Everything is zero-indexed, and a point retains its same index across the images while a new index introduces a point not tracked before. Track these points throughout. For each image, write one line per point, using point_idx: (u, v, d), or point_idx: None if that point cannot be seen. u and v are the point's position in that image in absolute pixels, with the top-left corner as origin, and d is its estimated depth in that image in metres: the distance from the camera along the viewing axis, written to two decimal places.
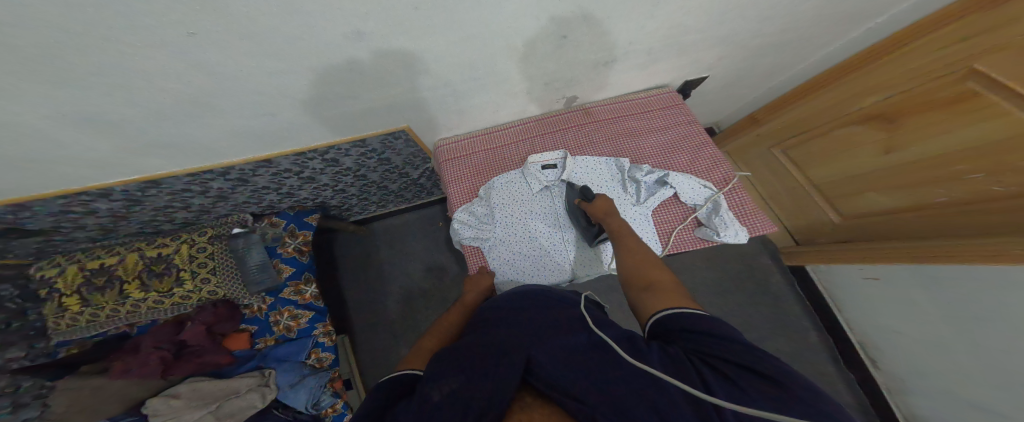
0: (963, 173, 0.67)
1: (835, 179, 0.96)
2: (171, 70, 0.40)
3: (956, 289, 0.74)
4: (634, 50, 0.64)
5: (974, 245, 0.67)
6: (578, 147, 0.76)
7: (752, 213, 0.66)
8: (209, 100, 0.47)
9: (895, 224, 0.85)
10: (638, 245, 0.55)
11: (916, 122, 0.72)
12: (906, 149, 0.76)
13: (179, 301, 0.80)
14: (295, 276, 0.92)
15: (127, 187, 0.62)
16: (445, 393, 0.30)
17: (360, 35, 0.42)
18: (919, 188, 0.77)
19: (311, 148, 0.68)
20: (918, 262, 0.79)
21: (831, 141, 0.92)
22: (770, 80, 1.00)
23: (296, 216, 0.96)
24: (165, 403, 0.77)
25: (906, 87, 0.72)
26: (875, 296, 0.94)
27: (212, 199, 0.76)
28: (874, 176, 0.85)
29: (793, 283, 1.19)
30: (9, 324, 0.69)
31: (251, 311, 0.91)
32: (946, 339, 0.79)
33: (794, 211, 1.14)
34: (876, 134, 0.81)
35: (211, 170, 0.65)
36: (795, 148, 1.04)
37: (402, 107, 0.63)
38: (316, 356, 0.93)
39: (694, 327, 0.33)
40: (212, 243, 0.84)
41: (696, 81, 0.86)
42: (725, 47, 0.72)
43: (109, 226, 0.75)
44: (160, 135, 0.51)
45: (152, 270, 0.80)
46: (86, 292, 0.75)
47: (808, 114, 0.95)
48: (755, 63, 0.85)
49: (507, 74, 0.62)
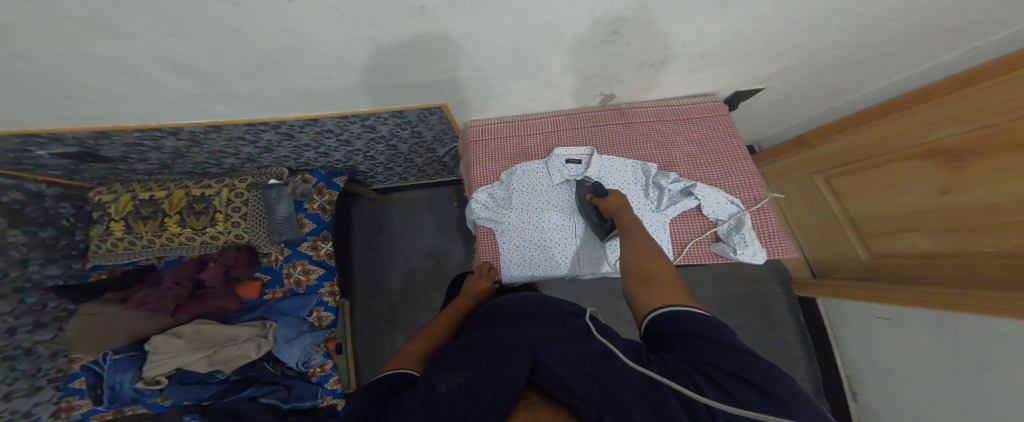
0: (1018, 224, 0.64)
1: (879, 214, 0.91)
2: (262, 32, 0.43)
3: (958, 335, 0.73)
4: (684, 53, 0.63)
5: (997, 296, 0.66)
6: (608, 145, 0.77)
7: (774, 236, 0.66)
8: (277, 61, 0.50)
9: (934, 269, 0.81)
10: (644, 237, 0.56)
11: (979, 164, 0.69)
12: (966, 192, 0.72)
13: (207, 240, 0.89)
14: (314, 232, 0.96)
15: (194, 129, 0.67)
16: (450, 385, 0.33)
17: (425, 11, 0.43)
18: (969, 235, 0.73)
19: (353, 113, 0.71)
20: (940, 309, 0.76)
21: (883, 173, 0.88)
22: (820, 101, 0.96)
23: (326, 176, 1.00)
24: (167, 342, 0.84)
25: (981, 124, 0.67)
26: (878, 335, 0.93)
27: (260, 150, 0.81)
28: (919, 216, 0.82)
29: (797, 313, 1.19)
30: (60, 242, 0.85)
31: (269, 260, 0.95)
32: (928, 379, 0.78)
33: (821, 242, 1.12)
34: (939, 171, 0.76)
35: (266, 122, 0.68)
36: (844, 177, 1.00)
37: (446, 83, 0.65)
38: (317, 314, 0.96)
39: (689, 331, 0.34)
40: (250, 190, 0.90)
41: (745, 93, 0.84)
42: (781, 59, 0.70)
43: (166, 163, 0.81)
44: (229, 86, 0.55)
45: (191, 208, 0.88)
46: (132, 219, 0.87)
47: (866, 142, 0.91)
48: (804, 81, 0.83)
49: (553, 64, 0.63)
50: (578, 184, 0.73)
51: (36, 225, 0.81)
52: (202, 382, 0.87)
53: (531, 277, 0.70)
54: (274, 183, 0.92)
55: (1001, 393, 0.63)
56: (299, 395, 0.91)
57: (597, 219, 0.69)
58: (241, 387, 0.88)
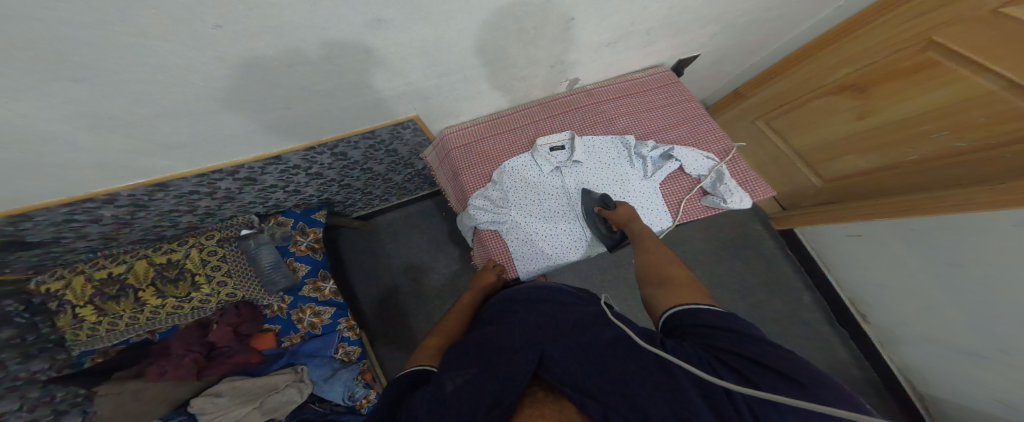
0: (929, 132, 0.76)
1: (816, 146, 1.04)
2: (206, 65, 0.39)
3: (921, 237, 0.85)
4: (635, 30, 0.66)
5: (943, 195, 0.77)
6: (584, 127, 0.79)
7: (752, 179, 0.72)
8: (219, 94, 0.45)
9: (873, 184, 0.94)
10: (656, 246, 0.60)
11: (885, 90, 0.81)
12: (877, 115, 0.85)
13: (200, 304, 0.78)
14: (311, 274, 0.92)
15: (134, 191, 0.60)
16: (457, 384, 0.34)
17: (382, 23, 0.42)
18: (891, 149, 0.86)
19: (319, 142, 0.67)
20: (898, 217, 0.88)
21: (807, 112, 1.00)
22: (750, 58, 1.05)
23: (303, 213, 0.95)
24: (209, 401, 0.77)
25: (872, 60, 0.81)
26: (855, 249, 1.04)
27: (219, 200, 0.74)
28: (848, 143, 0.95)
29: (783, 245, 1.29)
30: (27, 338, 0.66)
31: (272, 311, 0.89)
32: (915, 282, 0.90)
33: (779, 181, 1.24)
34: (850, 103, 0.89)
35: (222, 169, 0.63)
36: (778, 120, 1.11)
37: (409, 95, 0.63)
38: (343, 350, 0.92)
39: (713, 326, 0.36)
40: (222, 246, 0.79)
41: (688, 60, 0.90)
42: (714, 26, 0.75)
43: (111, 233, 0.71)
44: (174, 133, 0.49)
45: (165, 276, 0.75)
46: (99, 302, 0.71)
47: (787, 89, 1.03)
48: (737, 41, 0.89)
49: (516, 59, 0.63)
50: (584, 196, 0.74)
51: None
52: None
53: (545, 267, 0.71)
54: (247, 233, 0.84)
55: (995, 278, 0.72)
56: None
57: (607, 231, 0.71)
58: None
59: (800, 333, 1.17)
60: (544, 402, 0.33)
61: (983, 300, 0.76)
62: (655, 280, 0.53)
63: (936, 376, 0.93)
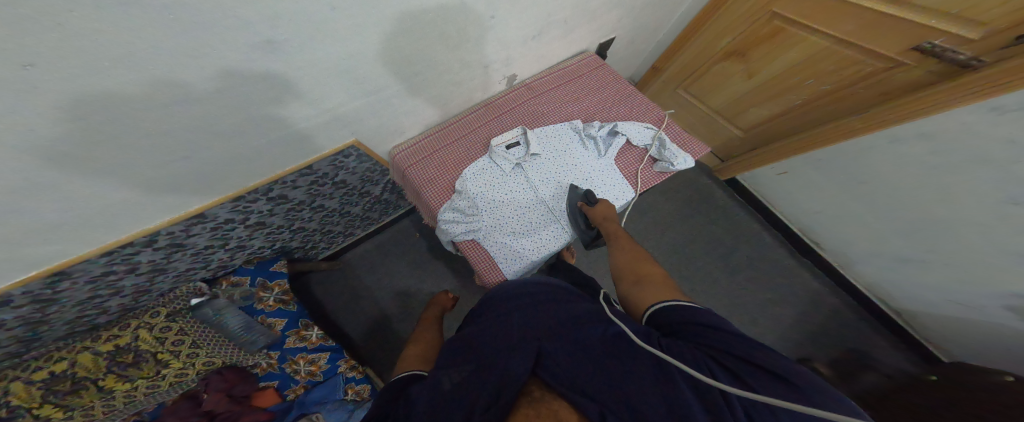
0: (805, 81, 0.91)
1: (725, 105, 1.19)
2: (90, 124, 0.33)
3: (839, 163, 0.98)
4: (550, 20, 0.69)
5: (835, 126, 0.91)
6: (534, 120, 0.80)
7: (689, 140, 0.78)
8: (115, 157, 0.39)
9: (778, 129, 1.09)
10: (629, 243, 0.66)
11: (766, 49, 0.94)
12: (762, 72, 0.99)
13: (178, 379, 0.63)
14: (291, 325, 0.78)
15: (29, 288, 0.46)
16: (455, 381, 0.38)
17: (276, 46, 0.39)
18: (780, 99, 1.01)
19: (249, 189, 0.60)
20: (803, 152, 1.03)
21: (713, 76, 1.14)
22: (658, 34, 1.17)
23: (259, 267, 0.82)
24: None
25: (746, 27, 0.95)
26: (789, 185, 1.18)
27: (147, 275, 0.62)
28: (749, 97, 1.09)
29: (734, 194, 1.40)
30: None
31: (263, 369, 0.74)
32: (843, 201, 1.04)
33: (708, 138, 1.37)
34: (738, 65, 1.04)
35: (133, 242, 0.52)
36: (691, 88, 1.26)
37: (344, 119, 0.60)
38: (353, 390, 0.80)
39: (697, 321, 0.39)
40: (176, 319, 0.65)
41: (607, 43, 0.97)
42: (617, 9, 0.83)
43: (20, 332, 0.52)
44: (70, 212, 0.41)
45: (121, 360, 0.58)
46: (56, 401, 0.53)
47: (692, 59, 1.16)
48: (642, 20, 0.99)
49: (447, 63, 0.63)
50: (571, 192, 0.75)
51: None
52: None
53: (530, 264, 0.70)
54: (200, 301, 0.69)
55: (914, 184, 0.84)
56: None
57: (585, 226, 0.74)
58: None
59: (770, 269, 1.27)
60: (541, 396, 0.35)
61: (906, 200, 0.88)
62: (632, 280, 0.56)
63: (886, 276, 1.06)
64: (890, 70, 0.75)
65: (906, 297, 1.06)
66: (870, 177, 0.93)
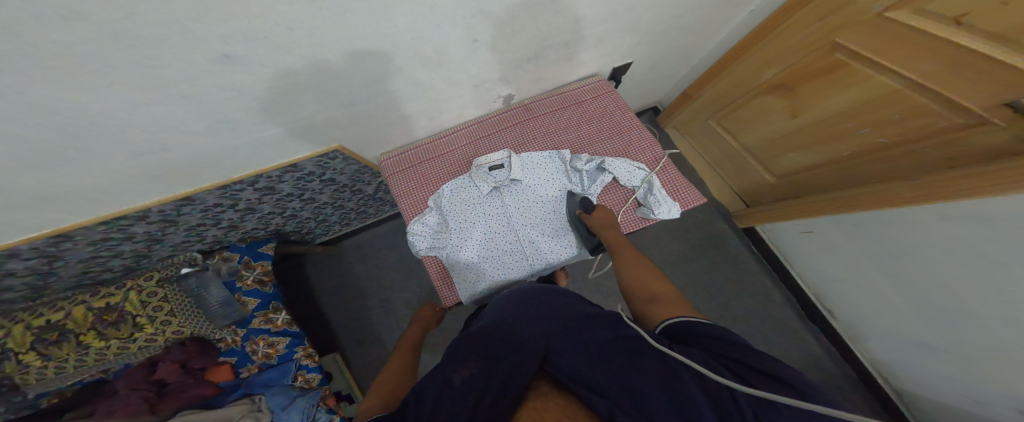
0: (855, 129, 0.78)
1: (762, 144, 1.07)
2: (58, 115, 0.37)
3: (867, 231, 0.87)
4: (547, 44, 0.66)
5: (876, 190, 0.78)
6: (522, 144, 0.78)
7: (682, 188, 0.72)
8: (93, 145, 0.44)
9: (818, 180, 0.96)
10: (635, 255, 0.60)
11: (809, 89, 0.83)
12: (806, 112, 0.86)
13: (145, 343, 0.74)
14: (261, 306, 0.85)
15: (34, 244, 0.58)
16: (466, 376, 0.35)
17: (232, 58, 0.40)
18: (824, 146, 0.88)
19: (233, 181, 0.65)
20: (839, 212, 0.90)
21: (750, 110, 1.03)
22: (687, 60, 1.09)
23: (249, 247, 0.91)
24: None
25: (793, 59, 0.83)
26: (807, 245, 1.08)
27: (144, 243, 0.73)
28: (788, 139, 0.97)
29: (748, 242, 1.31)
30: None
31: (225, 344, 0.83)
32: (862, 272, 0.93)
33: (737, 178, 1.26)
34: (781, 101, 0.92)
35: (128, 215, 0.61)
36: (726, 119, 1.15)
37: (323, 126, 0.61)
38: (302, 378, 0.88)
39: (706, 334, 0.35)
40: (162, 286, 0.78)
41: (622, 68, 0.91)
42: (631, 35, 0.76)
43: (41, 282, 0.69)
44: (46, 181, 0.46)
45: (104, 319, 0.73)
46: (42, 348, 0.67)
47: (729, 89, 1.06)
48: (666, 47, 0.91)
49: (430, 82, 0.61)
50: (569, 198, 0.75)
51: None
52: None
53: (487, 290, 0.72)
54: (188, 270, 0.81)
55: (940, 270, 0.74)
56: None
57: (585, 233, 0.72)
58: None
59: (768, 329, 1.19)
60: (547, 395, 0.34)
61: (933, 286, 0.77)
62: (644, 297, 0.50)
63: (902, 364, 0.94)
64: (952, 134, 0.61)
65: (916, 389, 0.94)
66: (892, 252, 0.83)
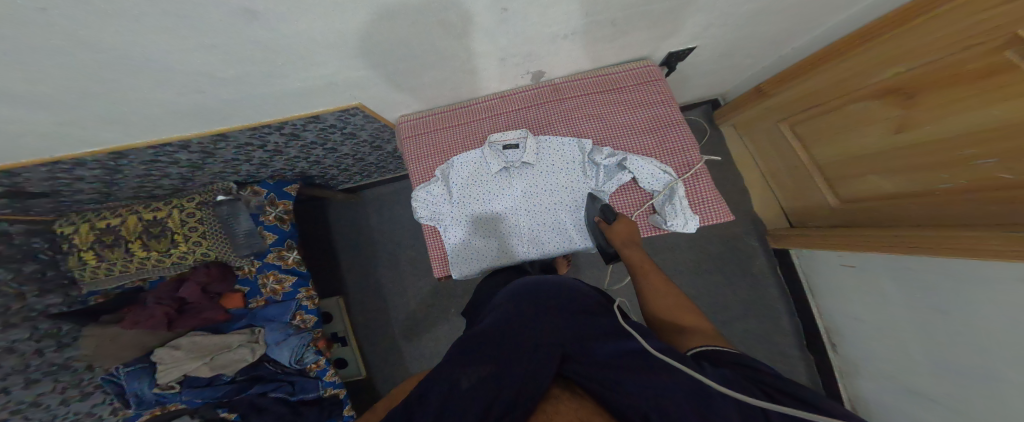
0: (970, 158, 0.64)
1: (843, 158, 0.93)
2: (106, 58, 0.40)
3: (919, 278, 0.80)
4: (594, 22, 0.55)
5: (955, 235, 0.68)
6: (543, 126, 0.73)
7: (706, 202, 0.66)
8: (127, 83, 0.46)
9: (896, 211, 0.84)
10: (662, 283, 0.57)
11: (936, 99, 0.66)
12: (919, 128, 0.72)
13: (179, 260, 0.91)
14: (278, 243, 1.03)
15: (94, 158, 0.66)
16: (472, 381, 0.32)
17: (253, 14, 0.38)
18: (921, 173, 0.75)
19: (260, 124, 0.67)
20: (902, 252, 0.79)
21: (845, 116, 0.87)
22: (769, 52, 0.92)
23: (276, 185, 1.06)
24: (168, 353, 0.94)
25: (929, 58, 0.65)
26: (847, 281, 1.01)
27: (187, 169, 0.83)
28: (884, 157, 0.82)
29: (775, 264, 1.27)
30: (47, 273, 0.85)
31: (243, 273, 1.03)
32: (895, 322, 0.87)
33: (795, 193, 1.15)
34: (891, 110, 0.76)
35: (168, 143, 0.66)
36: (806, 124, 1.00)
37: (342, 85, 0.60)
38: (301, 317, 1.05)
39: (739, 363, 0.34)
40: (200, 209, 0.92)
41: (682, 53, 0.76)
42: (703, 15, 0.61)
43: (106, 190, 0.83)
44: (97, 110, 0.51)
45: (149, 232, 0.88)
46: (98, 249, 0.86)
47: (826, 86, 0.89)
48: (742, 34, 0.74)
49: (455, 50, 0.56)
50: (592, 202, 0.71)
51: (17, 262, 0.80)
52: (210, 384, 0.96)
53: (478, 267, 0.74)
54: (223, 199, 0.95)
55: (975, 334, 0.69)
56: (302, 388, 1.01)
57: (603, 243, 0.69)
58: (248, 385, 0.99)
59: (758, 351, 1.21)
60: (560, 399, 0.30)
61: (976, 358, 0.69)
62: (670, 327, 0.48)
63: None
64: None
65: None
66: (937, 307, 0.76)
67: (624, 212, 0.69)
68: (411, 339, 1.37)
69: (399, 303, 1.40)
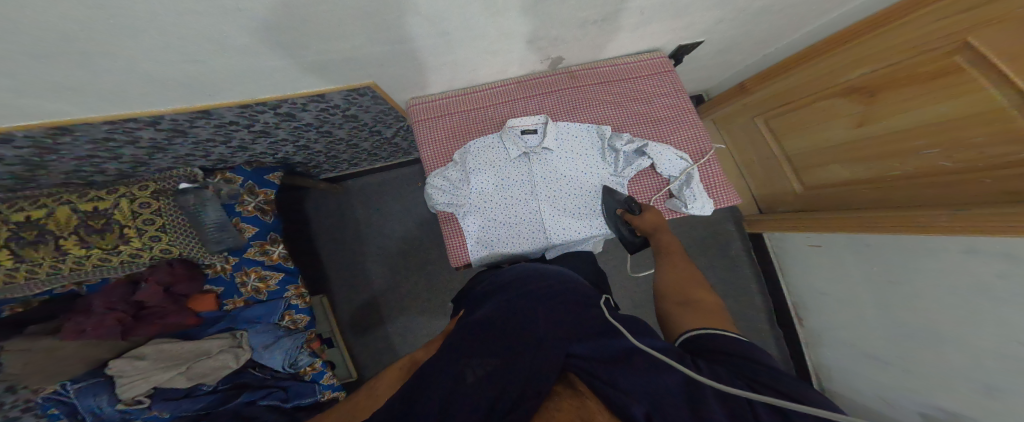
0: (920, 148, 0.73)
1: (809, 150, 1.01)
2: (102, 17, 0.33)
3: (875, 253, 0.90)
4: (625, 8, 0.56)
5: (903, 215, 0.79)
6: (561, 112, 0.74)
7: (720, 186, 0.70)
8: (116, 46, 0.38)
9: (853, 197, 0.95)
10: (681, 262, 0.60)
11: (897, 96, 0.75)
12: (877, 123, 0.80)
13: (130, 258, 0.78)
14: (259, 236, 0.96)
15: (31, 133, 0.52)
16: (479, 375, 0.32)
17: None
18: (875, 162, 0.85)
19: (256, 101, 0.60)
20: (862, 232, 0.90)
21: (812, 112, 0.95)
22: (763, 48, 0.98)
23: (254, 172, 0.97)
24: (129, 364, 0.82)
25: (898, 58, 0.72)
26: (813, 259, 1.13)
27: (146, 149, 0.70)
28: (845, 149, 0.90)
29: (749, 248, 1.38)
30: None
31: (214, 272, 0.92)
32: (854, 294, 0.99)
33: (762, 182, 1.25)
34: (855, 106, 0.84)
35: (136, 118, 0.56)
36: (778, 119, 1.07)
37: (361, 61, 0.55)
38: (290, 318, 1.00)
39: (725, 349, 0.35)
40: (157, 198, 0.79)
41: (690, 46, 0.78)
42: (719, 9, 0.64)
43: (27, 176, 0.67)
44: (67, 78, 0.42)
45: (89, 225, 0.73)
46: (15, 247, 0.67)
47: (799, 83, 0.95)
48: (746, 28, 0.78)
49: (487, 29, 0.53)
50: (609, 196, 0.72)
51: None
52: (188, 395, 0.87)
53: (497, 255, 0.73)
54: (187, 187, 0.86)
55: (925, 299, 0.80)
56: (297, 394, 0.98)
57: (630, 234, 0.73)
58: (235, 394, 0.91)
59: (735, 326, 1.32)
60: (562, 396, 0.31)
61: (929, 319, 0.80)
62: (677, 299, 0.50)
63: (854, 380, 1.02)
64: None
65: (844, 395, 1.07)
66: (891, 277, 0.87)
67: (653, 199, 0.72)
68: (404, 335, 1.33)
69: (391, 298, 1.36)
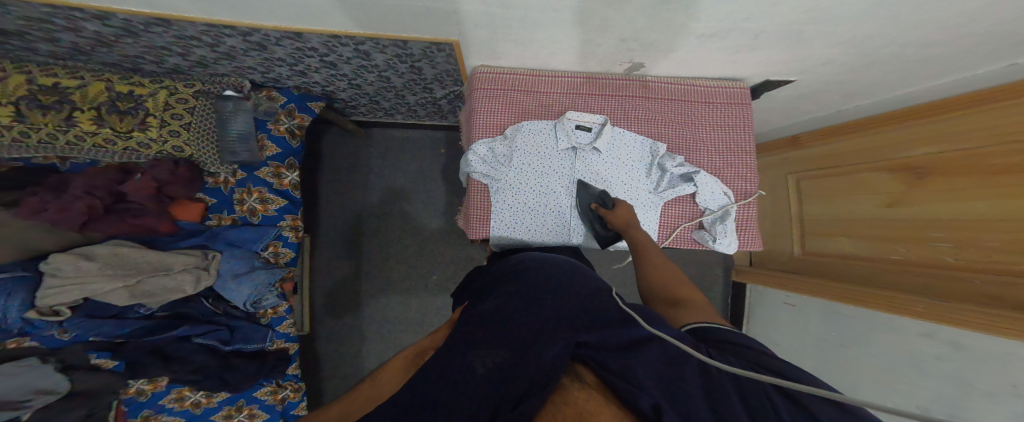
0: (931, 239, 0.78)
1: (824, 216, 1.06)
2: None
3: (842, 322, 0.95)
4: (741, 29, 0.54)
5: (877, 296, 0.85)
6: (623, 118, 0.76)
7: (749, 228, 0.75)
8: None
9: (843, 267, 1.00)
10: (663, 260, 0.57)
11: (939, 184, 0.76)
12: (907, 207, 0.83)
13: (134, 148, 0.77)
14: (278, 158, 0.96)
15: (130, 18, 0.55)
16: (490, 367, 0.29)
17: None
18: (882, 244, 0.89)
19: (348, 34, 0.60)
20: (837, 300, 0.95)
21: (848, 181, 0.98)
22: (836, 105, 0.96)
23: (299, 97, 0.94)
24: (73, 263, 0.75)
25: (955, 147, 0.74)
26: (779, 315, 1.19)
27: (218, 55, 0.70)
28: (864, 225, 0.94)
29: (728, 294, 1.44)
30: None
31: (214, 182, 0.92)
32: (800, 353, 1.06)
33: (765, 236, 1.31)
34: (896, 186, 0.86)
35: (237, 27, 0.58)
36: (814, 181, 1.10)
37: (462, 16, 0.54)
38: (274, 249, 1.00)
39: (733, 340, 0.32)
40: (198, 98, 0.81)
41: (775, 84, 0.78)
42: (840, 49, 0.61)
43: (82, 49, 0.68)
44: None
45: (115, 106, 0.73)
46: (26, 107, 0.67)
47: (856, 146, 0.97)
48: (829, 81, 0.78)
49: (594, 15, 0.52)
50: (583, 191, 0.74)
51: None
52: (118, 316, 0.83)
53: (516, 239, 0.74)
54: (231, 95, 0.85)
55: (852, 371, 0.88)
56: (244, 337, 0.96)
57: (602, 228, 0.72)
58: (173, 324, 0.88)
59: None
60: (571, 386, 0.26)
61: (849, 385, 0.89)
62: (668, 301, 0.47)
63: None
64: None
65: None
66: (840, 343, 0.94)
67: (684, 224, 0.75)
68: (384, 292, 1.36)
69: (388, 254, 1.37)
